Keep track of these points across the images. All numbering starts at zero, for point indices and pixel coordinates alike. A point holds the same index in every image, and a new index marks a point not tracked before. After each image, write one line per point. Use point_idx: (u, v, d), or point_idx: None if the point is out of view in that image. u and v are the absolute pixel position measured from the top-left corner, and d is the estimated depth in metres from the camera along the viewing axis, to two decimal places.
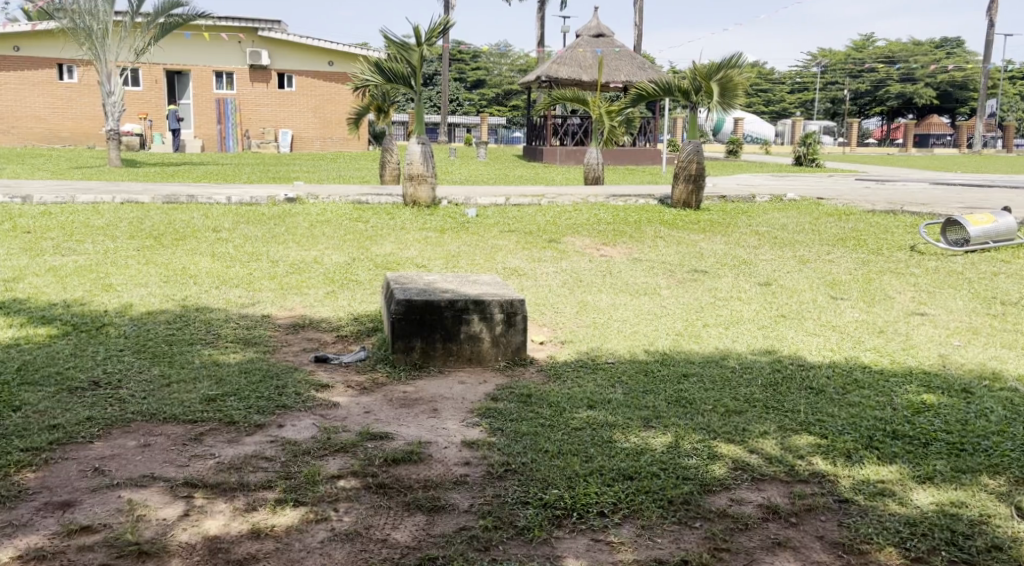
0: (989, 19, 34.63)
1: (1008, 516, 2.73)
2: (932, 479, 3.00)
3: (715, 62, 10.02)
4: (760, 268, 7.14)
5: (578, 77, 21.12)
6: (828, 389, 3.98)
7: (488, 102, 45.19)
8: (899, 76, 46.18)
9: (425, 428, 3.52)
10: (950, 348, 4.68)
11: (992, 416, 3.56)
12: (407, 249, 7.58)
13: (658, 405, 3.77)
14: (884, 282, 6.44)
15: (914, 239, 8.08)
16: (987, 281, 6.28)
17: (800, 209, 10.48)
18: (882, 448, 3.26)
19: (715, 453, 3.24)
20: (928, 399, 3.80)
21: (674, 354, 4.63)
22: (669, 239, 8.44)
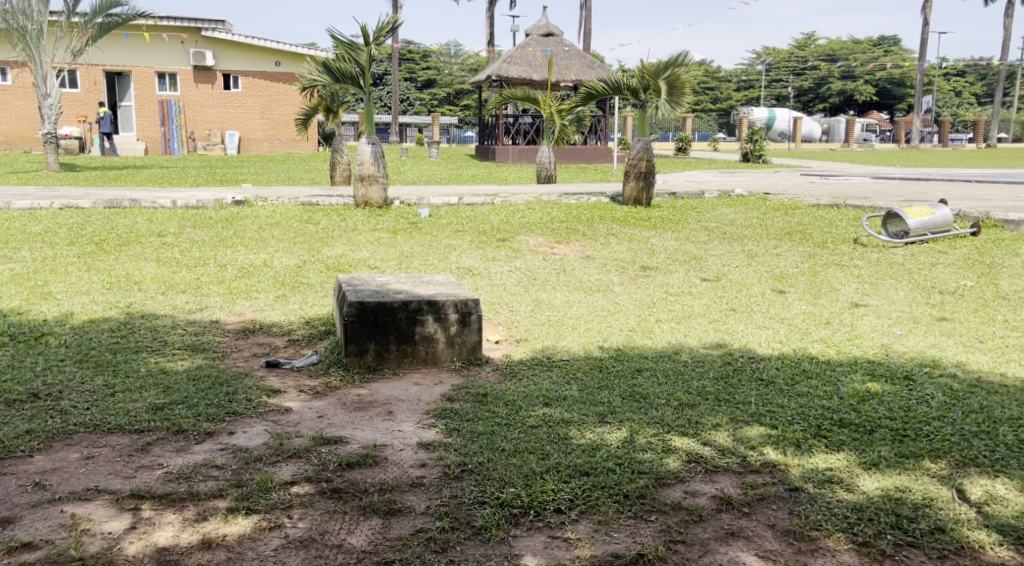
0: (924, 18, 35.72)
1: (949, 499, 2.81)
2: (877, 465, 3.08)
3: (662, 60, 10.15)
4: (709, 263, 7.23)
5: (528, 76, 21.17)
6: (777, 380, 4.06)
7: (439, 101, 45.07)
8: (840, 73, 47.56)
9: (380, 431, 3.49)
10: (892, 337, 4.81)
11: (933, 402, 3.66)
12: (359, 251, 7.51)
13: (613, 400, 3.80)
14: (829, 274, 6.58)
15: (856, 232, 8.27)
16: (926, 272, 6.46)
17: (748, 204, 10.66)
18: (829, 436, 3.33)
19: (669, 446, 3.27)
20: (873, 387, 3.90)
21: (628, 350, 4.67)
22: (621, 236, 8.51)
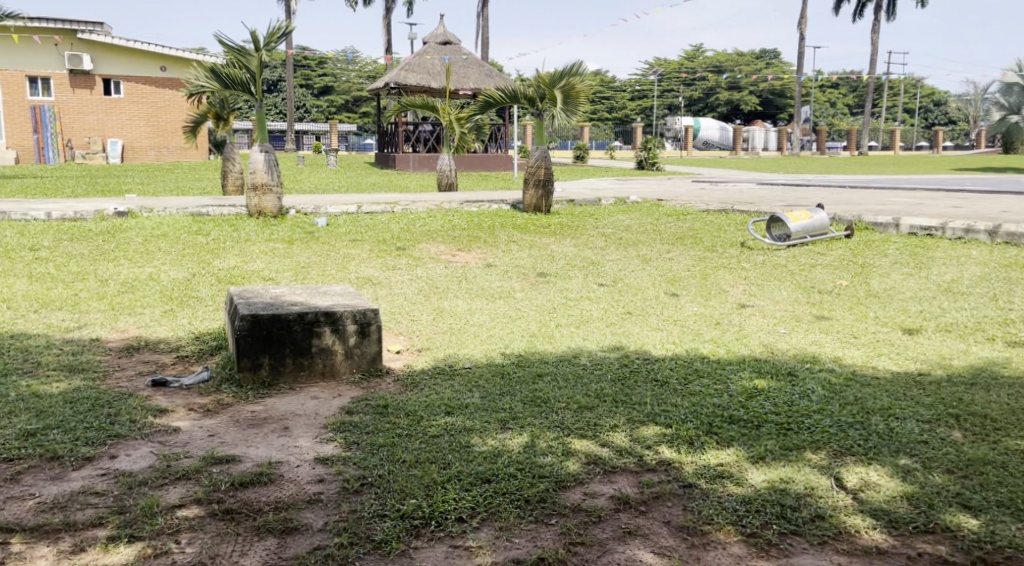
0: (802, 32, 37.67)
1: (829, 487, 2.96)
2: (764, 458, 3.20)
3: (557, 70, 10.31)
4: (606, 268, 7.38)
5: (427, 84, 21.13)
6: (671, 380, 4.17)
7: (335, 109, 44.43)
8: (726, 84, 49.97)
9: (274, 447, 3.40)
10: (777, 336, 5.03)
11: (814, 396, 3.84)
12: (253, 262, 7.31)
13: (513, 406, 3.82)
14: (719, 277, 6.83)
15: (743, 236, 8.62)
16: (806, 272, 6.78)
17: (642, 210, 10.95)
18: (720, 433, 3.45)
19: (569, 449, 3.32)
20: (759, 384, 4.06)
21: (529, 356, 4.71)
22: (521, 243, 8.58)
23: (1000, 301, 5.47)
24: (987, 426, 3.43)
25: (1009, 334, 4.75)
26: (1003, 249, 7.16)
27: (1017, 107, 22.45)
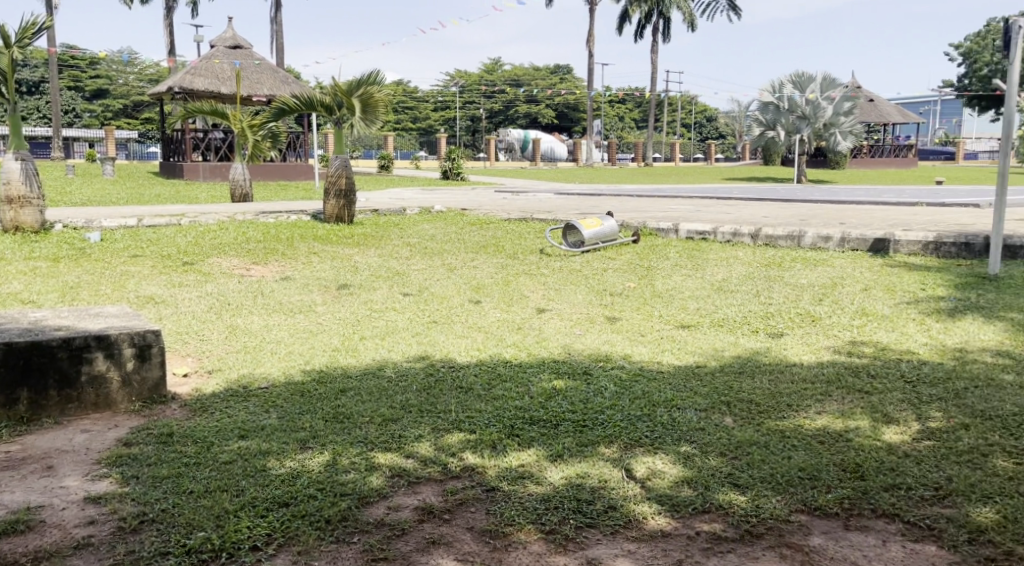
0: (591, 49, 39.78)
1: (621, 478, 3.10)
2: (563, 456, 3.30)
3: (354, 78, 10.13)
4: (410, 278, 7.36)
5: (216, 89, 20.11)
6: (475, 386, 4.21)
7: (114, 115, 41.30)
8: (525, 98, 52.21)
9: (36, 490, 3.06)
10: (574, 337, 5.22)
11: (608, 393, 4.02)
12: (12, 283, 6.58)
13: (313, 424, 3.69)
14: (521, 283, 7.00)
15: (542, 243, 8.91)
16: (600, 276, 7.12)
17: (446, 219, 11.04)
18: (521, 434, 3.53)
19: (371, 463, 3.25)
20: (558, 385, 4.19)
21: (331, 371, 4.57)
22: (322, 255, 8.37)
23: (762, 296, 6.00)
24: (754, 409, 3.75)
25: (770, 326, 5.22)
26: (766, 250, 7.88)
27: (772, 123, 24.98)
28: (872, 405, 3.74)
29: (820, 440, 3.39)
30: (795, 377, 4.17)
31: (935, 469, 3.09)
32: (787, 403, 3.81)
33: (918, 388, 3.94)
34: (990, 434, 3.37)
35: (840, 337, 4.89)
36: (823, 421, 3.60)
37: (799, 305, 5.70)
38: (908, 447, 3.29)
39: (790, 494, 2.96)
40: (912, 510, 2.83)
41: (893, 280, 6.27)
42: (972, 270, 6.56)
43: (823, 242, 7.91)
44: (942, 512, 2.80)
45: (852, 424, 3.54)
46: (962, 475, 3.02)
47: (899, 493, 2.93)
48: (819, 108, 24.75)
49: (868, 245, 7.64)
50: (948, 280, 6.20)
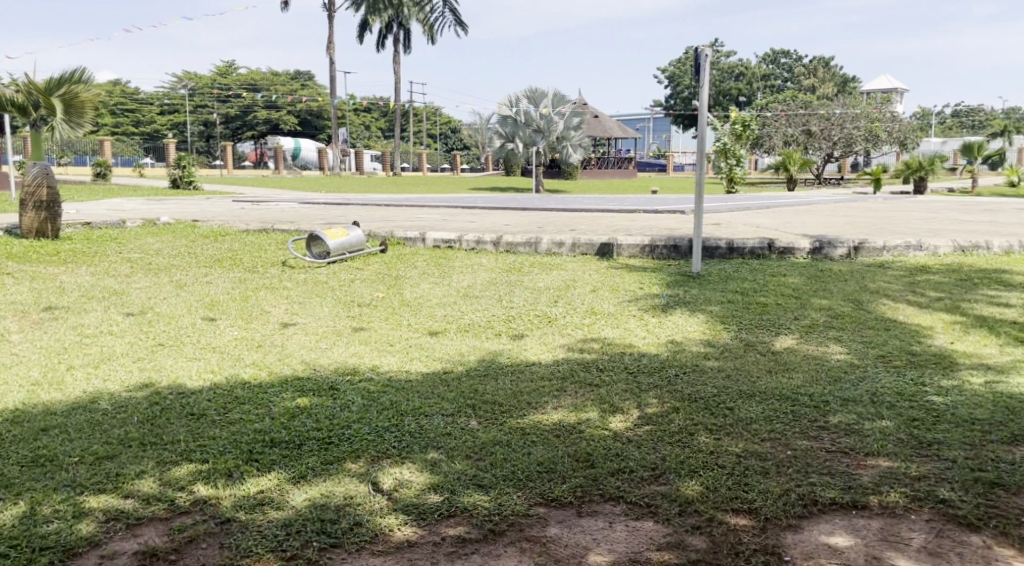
0: (329, 56, 39.19)
1: (366, 493, 3.07)
2: (305, 476, 3.21)
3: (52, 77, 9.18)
4: (132, 297, 6.76)
5: None
6: (207, 412, 3.96)
7: None
8: (263, 103, 50.37)
9: None
10: (317, 351, 5.08)
11: (353, 407, 3.97)
12: None
13: (10, 471, 3.26)
14: (259, 298, 6.70)
15: (283, 255, 8.60)
16: (345, 287, 7.01)
17: (175, 232, 10.30)
18: (260, 459, 3.37)
19: (84, 509, 2.94)
20: (301, 402, 4.05)
21: (33, 408, 4.07)
22: (22, 275, 7.44)
23: (503, 301, 6.24)
24: (496, 410, 3.90)
25: (511, 328, 5.44)
26: (506, 256, 8.23)
27: (511, 136, 26.23)
28: (601, 397, 4.04)
29: (556, 434, 3.60)
30: (533, 376, 4.39)
31: (652, 451, 3.40)
32: (526, 401, 4.00)
33: (640, 378, 4.32)
34: (696, 414, 3.78)
35: (574, 336, 5.22)
36: (559, 415, 3.82)
37: (536, 307, 6.00)
38: (630, 432, 3.60)
39: (528, 489, 3.11)
40: (633, 491, 3.09)
41: (617, 281, 6.82)
42: (682, 269, 7.32)
43: (557, 248, 8.40)
44: (657, 490, 3.09)
45: (583, 417, 3.80)
46: (674, 454, 3.35)
47: (623, 476, 3.20)
48: (552, 122, 26.23)
49: (595, 249, 8.24)
50: (662, 279, 6.86)
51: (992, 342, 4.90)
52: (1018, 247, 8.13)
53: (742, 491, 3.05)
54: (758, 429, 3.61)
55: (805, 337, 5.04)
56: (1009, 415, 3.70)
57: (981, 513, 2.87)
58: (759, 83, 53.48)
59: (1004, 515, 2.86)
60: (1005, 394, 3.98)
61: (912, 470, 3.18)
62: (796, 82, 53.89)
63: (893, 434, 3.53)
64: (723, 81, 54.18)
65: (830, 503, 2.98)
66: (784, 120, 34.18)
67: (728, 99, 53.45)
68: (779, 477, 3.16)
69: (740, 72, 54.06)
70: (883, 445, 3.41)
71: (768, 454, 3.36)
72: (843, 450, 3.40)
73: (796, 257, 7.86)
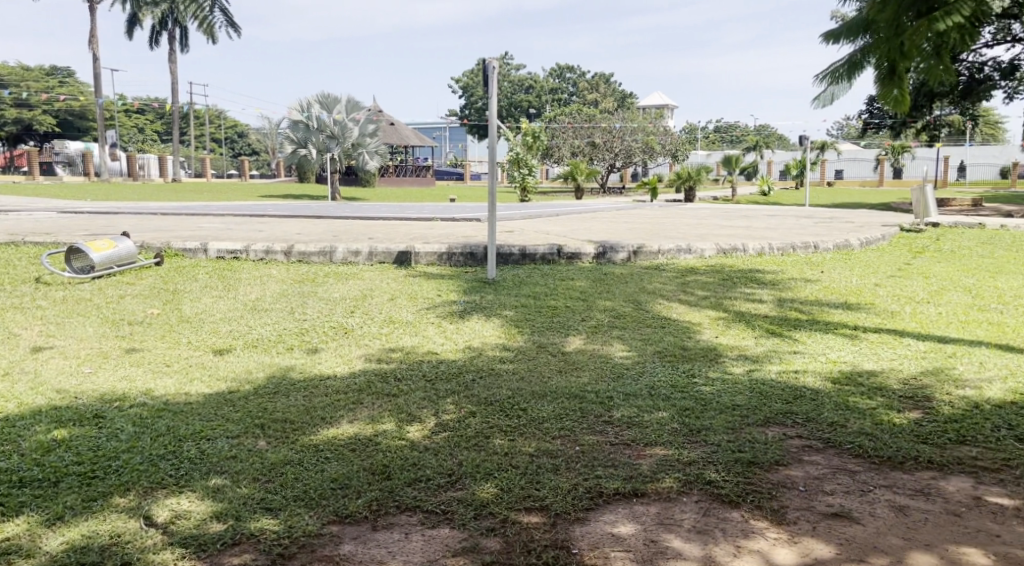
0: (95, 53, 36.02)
1: (137, 529, 2.85)
2: (64, 517, 2.92)
3: None
4: None
5: None
6: None
7: None
8: (15, 102, 45.23)
9: None
10: (80, 377, 4.64)
11: (122, 435, 3.66)
12: None
13: None
14: (9, 319, 6.02)
15: (39, 270, 7.78)
16: (114, 304, 6.47)
17: None
18: (8, 501, 3.03)
19: None
20: (60, 435, 3.68)
21: None
22: None
23: (296, 313, 6.02)
24: (288, 428, 3.75)
25: (304, 342, 5.26)
26: (298, 266, 7.97)
27: (303, 142, 25.52)
28: (398, 406, 4.02)
29: (351, 448, 3.52)
30: (327, 390, 4.27)
31: (449, 457, 3.43)
32: (320, 416, 3.89)
33: (436, 386, 4.34)
34: (491, 417, 3.85)
35: (370, 347, 5.14)
36: (353, 428, 3.75)
37: (331, 318, 5.85)
38: (427, 441, 3.60)
39: (320, 507, 3.02)
40: (430, 499, 3.09)
41: (413, 289, 6.80)
42: (477, 276, 7.45)
43: (353, 257, 8.25)
44: (453, 495, 3.11)
45: (380, 428, 3.75)
46: (470, 458, 3.39)
47: (420, 485, 3.19)
48: (346, 128, 25.91)
49: (392, 257, 8.19)
50: (458, 285, 6.95)
51: (751, 335, 5.41)
52: (772, 249, 9.05)
53: (534, 489, 3.14)
54: (549, 427, 3.74)
55: (592, 338, 5.29)
56: (764, 400, 4.10)
57: (741, 491, 3.15)
58: (547, 96, 55.83)
59: (761, 491, 3.16)
60: (762, 381, 4.40)
61: (684, 456, 3.43)
62: (580, 95, 56.84)
63: (669, 424, 3.79)
64: (513, 93, 56.11)
65: (614, 493, 3.14)
66: (571, 132, 35.71)
67: (519, 110, 55.42)
68: (568, 472, 3.29)
69: (529, 84, 56.23)
70: (659, 434, 3.66)
71: (558, 451, 3.49)
72: (625, 442, 3.60)
73: (583, 262, 8.26)
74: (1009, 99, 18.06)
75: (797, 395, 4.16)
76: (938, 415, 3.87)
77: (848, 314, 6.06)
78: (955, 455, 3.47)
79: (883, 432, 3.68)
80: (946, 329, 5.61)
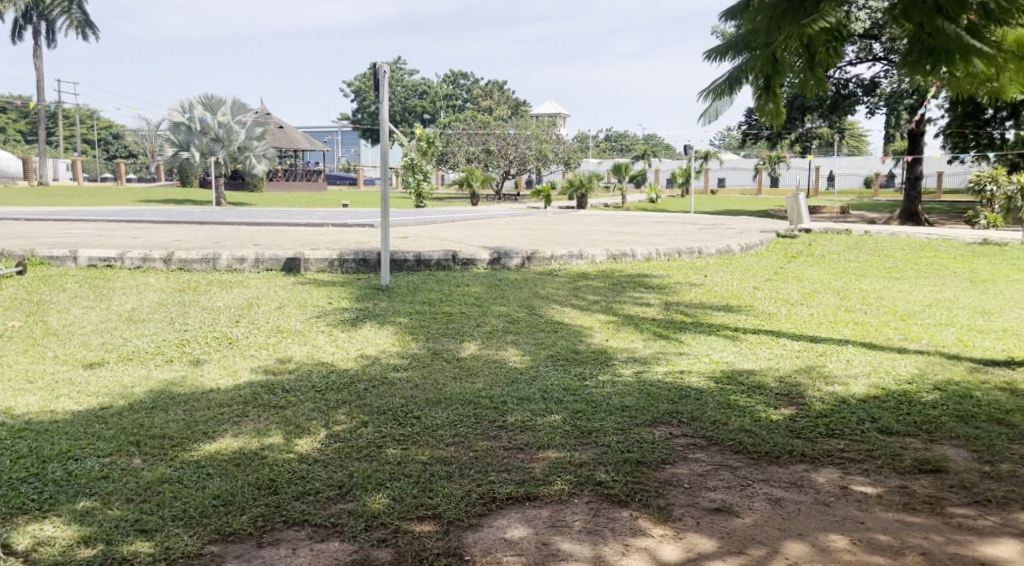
0: None
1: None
2: None
3: None
4: None
5: None
6: None
7: None
8: None
9: None
10: None
11: None
12: None
13: None
14: None
15: None
16: None
17: None
18: None
19: None
20: None
21: None
22: None
23: (176, 323, 5.77)
24: (166, 445, 3.59)
25: (185, 353, 5.05)
26: (178, 274, 7.65)
27: (185, 144, 24.53)
28: (286, 418, 3.90)
29: (235, 463, 3.40)
30: (209, 403, 4.11)
31: (339, 468, 3.35)
32: (201, 431, 3.74)
33: (325, 396, 4.24)
34: (383, 426, 3.80)
35: (257, 357, 4.98)
36: (237, 442, 3.62)
37: (215, 328, 5.64)
38: (316, 452, 3.51)
39: (200, 527, 2.91)
40: (318, 512, 3.02)
41: (303, 297, 6.64)
42: (369, 283, 7.34)
43: (238, 264, 7.98)
44: (343, 507, 3.05)
45: (267, 441, 3.63)
46: (361, 469, 3.33)
47: (308, 498, 3.11)
48: (232, 131, 25.15)
49: (280, 264, 7.97)
50: (350, 293, 6.83)
51: (639, 337, 5.55)
52: (659, 254, 9.32)
53: (426, 498, 3.11)
54: (442, 434, 3.72)
55: (485, 343, 5.30)
56: (651, 400, 4.20)
57: (630, 490, 3.21)
58: (441, 102, 55.75)
59: (648, 489, 3.23)
60: (649, 382, 4.52)
61: (575, 458, 3.47)
62: (473, 101, 57.02)
63: (561, 426, 3.84)
64: (407, 98, 55.80)
65: (507, 498, 3.15)
66: (466, 139, 35.74)
67: (413, 115, 55.16)
68: (461, 479, 3.28)
69: (423, 89, 56.04)
70: (552, 437, 3.69)
71: (451, 458, 3.47)
72: (518, 447, 3.62)
73: (477, 268, 8.27)
74: (873, 113, 19.27)
75: (683, 395, 4.29)
76: (810, 411, 4.07)
77: (728, 316, 6.30)
78: (825, 448, 3.65)
79: (762, 428, 3.84)
80: (817, 330, 5.92)
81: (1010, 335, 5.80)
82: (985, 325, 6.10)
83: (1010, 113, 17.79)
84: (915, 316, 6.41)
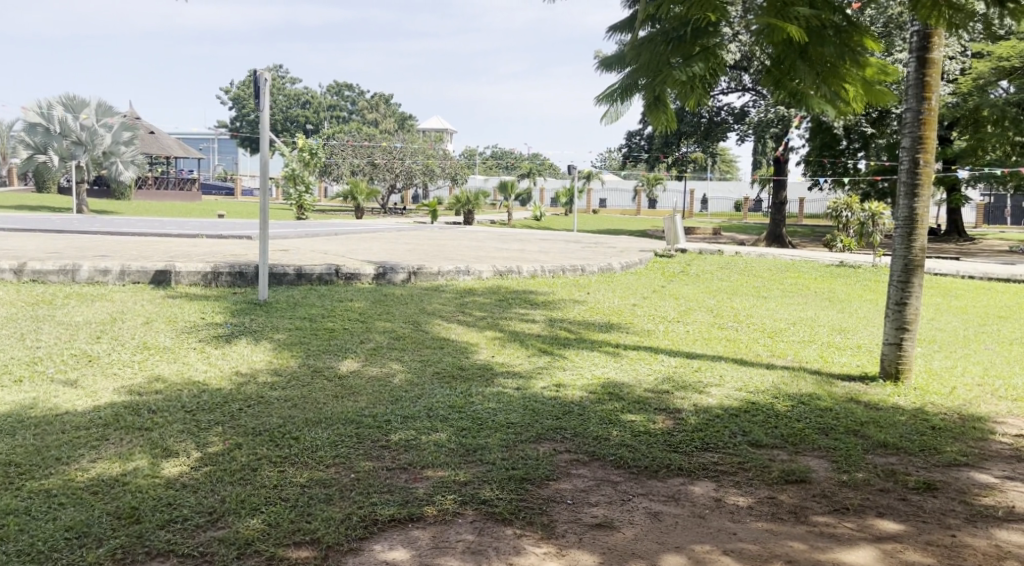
0: None
1: None
2: None
3: None
4: None
5: None
6: None
7: None
8: None
9: None
10: None
11: None
12: None
13: None
14: None
15: None
16: None
17: None
18: None
19: None
20: None
21: None
22: None
23: (27, 340, 5.35)
24: (14, 473, 3.30)
25: (38, 372, 4.68)
26: (31, 286, 7.13)
27: (42, 147, 23.20)
28: (151, 441, 3.67)
29: (93, 491, 3.16)
30: (64, 427, 3.80)
31: (210, 494, 3.17)
32: (53, 456, 3.46)
33: (197, 417, 4.02)
34: (259, 448, 3.63)
35: (121, 376, 4.68)
36: (97, 468, 3.37)
37: (73, 345, 5.27)
38: (184, 477, 3.31)
39: (51, 562, 2.69)
40: (186, 541, 2.84)
41: (172, 312, 6.31)
42: (246, 297, 7.06)
43: (100, 276, 7.51)
44: (213, 536, 2.88)
45: (130, 466, 3.40)
46: (234, 494, 3.16)
47: (174, 527, 2.92)
48: (96, 135, 23.75)
49: (148, 276, 7.57)
50: (225, 307, 6.54)
51: (524, 353, 5.57)
52: (544, 271, 9.42)
53: (304, 522, 2.99)
54: (322, 455, 3.59)
55: (369, 360, 5.18)
56: (535, 417, 4.21)
57: (514, 507, 3.20)
58: (325, 113, 54.70)
59: (532, 506, 3.22)
60: (534, 398, 4.53)
61: (459, 477, 3.42)
62: (359, 114, 56.26)
63: (445, 445, 3.78)
64: (289, 107, 54.32)
65: (389, 520, 3.06)
66: (350, 151, 35.48)
67: (295, 125, 53.82)
68: (341, 502, 3.17)
69: (306, 99, 54.75)
70: (436, 456, 3.63)
71: (331, 480, 3.35)
72: (401, 466, 3.53)
73: (361, 283, 8.12)
74: (743, 141, 20.26)
75: (566, 411, 4.32)
76: (686, 425, 4.19)
77: (610, 333, 6.42)
78: (701, 461, 3.76)
79: (641, 443, 3.91)
80: (693, 346, 6.12)
81: (864, 351, 6.19)
82: (843, 342, 6.48)
83: (863, 145, 19.21)
84: (781, 333, 6.73)
